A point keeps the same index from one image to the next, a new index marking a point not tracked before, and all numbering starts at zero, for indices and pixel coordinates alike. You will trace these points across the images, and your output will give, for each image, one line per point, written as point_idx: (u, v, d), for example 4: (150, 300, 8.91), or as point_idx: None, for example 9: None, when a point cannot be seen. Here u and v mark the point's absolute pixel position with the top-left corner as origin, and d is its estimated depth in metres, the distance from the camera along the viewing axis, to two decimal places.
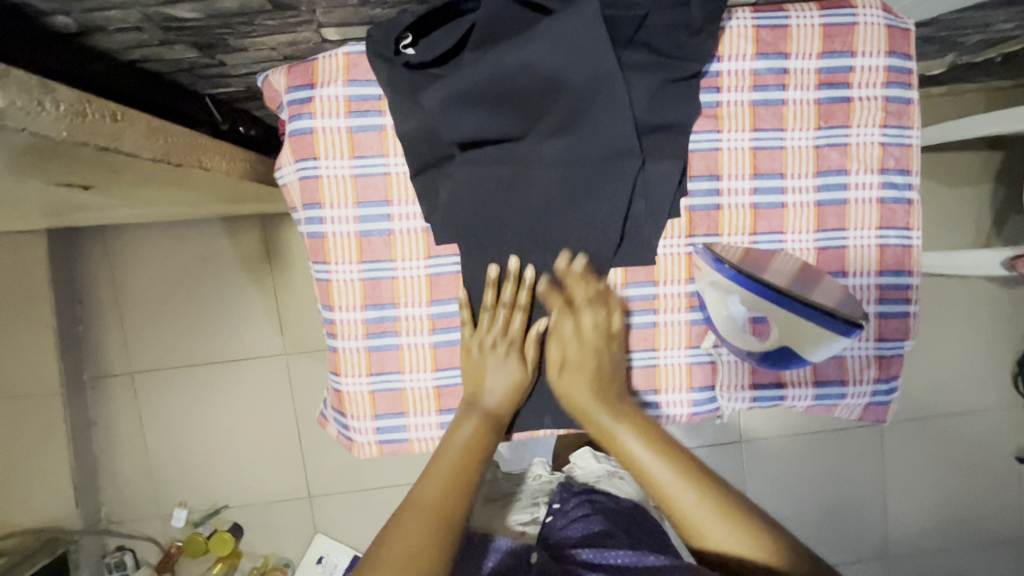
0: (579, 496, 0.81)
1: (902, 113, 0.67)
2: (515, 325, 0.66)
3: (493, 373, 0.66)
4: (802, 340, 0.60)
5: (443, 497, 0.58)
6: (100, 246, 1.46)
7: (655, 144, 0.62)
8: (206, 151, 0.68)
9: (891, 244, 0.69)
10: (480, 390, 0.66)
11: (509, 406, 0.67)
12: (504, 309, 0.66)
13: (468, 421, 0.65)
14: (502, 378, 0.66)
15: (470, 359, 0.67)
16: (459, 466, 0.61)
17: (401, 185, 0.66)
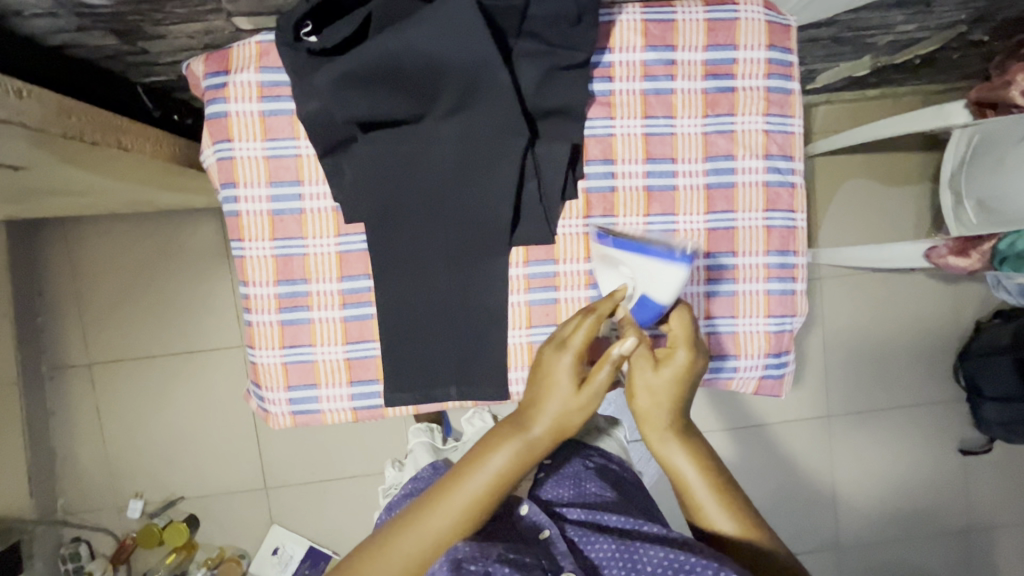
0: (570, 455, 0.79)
1: (784, 102, 0.72)
2: (582, 334, 0.60)
3: (561, 381, 0.61)
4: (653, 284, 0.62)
5: (413, 552, 0.57)
6: (62, 239, 1.49)
7: (546, 128, 0.68)
8: (124, 133, 0.72)
9: (777, 226, 0.73)
10: (525, 416, 0.61)
11: (545, 436, 0.61)
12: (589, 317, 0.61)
13: (503, 448, 0.60)
14: (555, 393, 0.60)
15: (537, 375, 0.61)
16: (441, 532, 0.58)
17: (311, 167, 0.69)
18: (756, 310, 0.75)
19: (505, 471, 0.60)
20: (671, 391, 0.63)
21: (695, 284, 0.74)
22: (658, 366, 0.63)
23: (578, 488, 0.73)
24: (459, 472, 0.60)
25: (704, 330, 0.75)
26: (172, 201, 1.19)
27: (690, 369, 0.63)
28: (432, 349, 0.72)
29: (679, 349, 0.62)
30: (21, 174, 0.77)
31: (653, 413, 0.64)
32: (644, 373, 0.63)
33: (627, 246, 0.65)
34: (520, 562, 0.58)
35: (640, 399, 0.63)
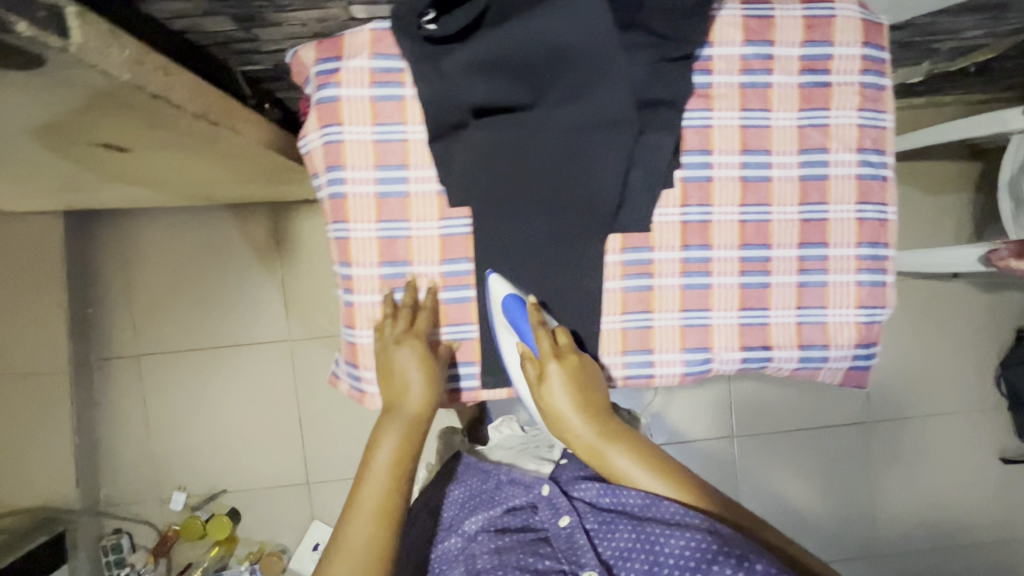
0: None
1: (877, 98, 0.74)
2: (421, 323, 0.72)
3: (409, 373, 0.70)
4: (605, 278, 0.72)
5: (369, 535, 0.65)
6: (115, 231, 1.50)
7: (652, 116, 0.69)
8: (239, 117, 0.73)
9: (868, 218, 0.75)
10: (394, 398, 0.71)
11: (425, 405, 0.71)
12: (409, 309, 0.72)
13: (387, 436, 0.69)
14: (411, 378, 0.70)
15: (382, 367, 0.71)
16: (381, 506, 0.67)
17: (418, 150, 0.71)
18: (847, 301, 0.76)
19: (400, 449, 0.69)
20: (575, 385, 0.69)
21: (787, 274, 0.76)
22: (555, 367, 0.69)
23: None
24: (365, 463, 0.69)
25: (794, 319, 0.76)
26: (236, 191, 1.20)
27: (576, 370, 0.70)
28: None
29: (549, 362, 0.69)
30: (124, 156, 0.79)
31: (566, 416, 0.69)
32: (537, 396, 0.70)
33: (507, 315, 0.70)
34: (540, 568, 0.69)
35: (560, 408, 0.69)
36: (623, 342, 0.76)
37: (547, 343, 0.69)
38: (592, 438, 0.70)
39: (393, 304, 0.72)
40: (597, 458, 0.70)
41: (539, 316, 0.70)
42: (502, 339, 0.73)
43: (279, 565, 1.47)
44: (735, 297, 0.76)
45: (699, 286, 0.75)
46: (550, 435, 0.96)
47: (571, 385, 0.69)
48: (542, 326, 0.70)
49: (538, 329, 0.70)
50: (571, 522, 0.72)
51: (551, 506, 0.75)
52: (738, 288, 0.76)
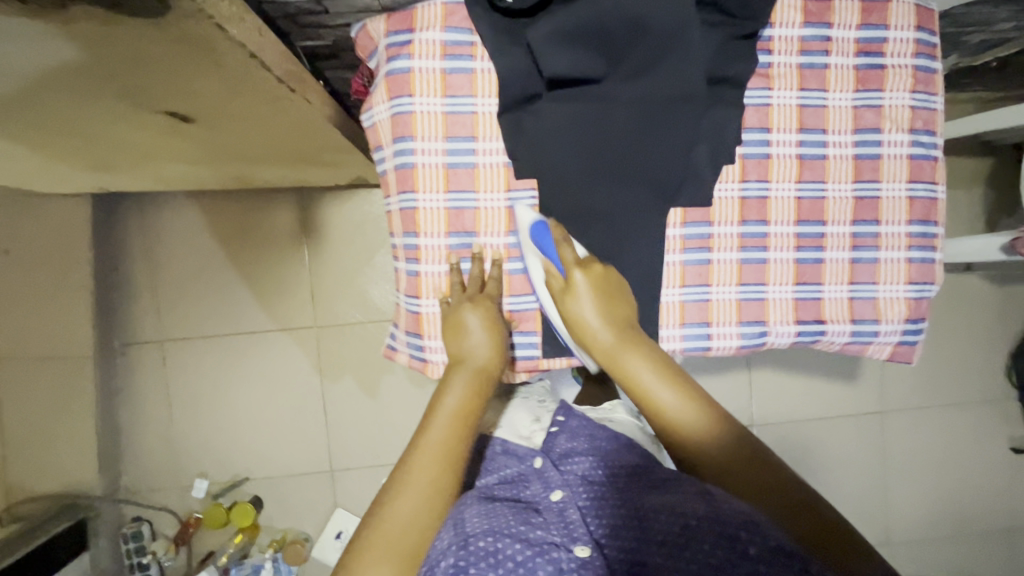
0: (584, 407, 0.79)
1: (929, 81, 0.76)
2: (487, 287, 0.74)
3: (477, 332, 0.71)
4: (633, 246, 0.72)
5: (432, 470, 0.60)
6: (141, 216, 1.50)
7: (717, 92, 0.72)
8: (310, 88, 0.74)
9: (919, 197, 0.78)
10: (463, 352, 0.70)
11: (493, 360, 0.71)
12: (478, 275, 0.74)
13: (457, 382, 0.68)
14: (479, 334, 0.71)
15: (451, 324, 0.71)
16: (447, 444, 0.63)
17: (488, 123, 0.73)
18: (898, 278, 0.78)
19: (470, 398, 0.67)
20: (601, 290, 0.69)
21: (840, 251, 0.78)
22: (586, 271, 0.69)
23: (595, 435, 0.73)
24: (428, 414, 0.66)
25: (846, 295, 0.78)
26: (272, 173, 1.21)
27: (596, 285, 0.69)
28: None
29: (574, 273, 0.69)
30: (186, 127, 0.80)
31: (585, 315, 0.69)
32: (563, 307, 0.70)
33: (533, 241, 0.71)
34: (532, 536, 0.54)
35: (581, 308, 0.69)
36: (682, 315, 0.78)
37: (571, 254, 0.70)
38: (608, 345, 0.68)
39: (460, 274, 0.74)
40: (615, 365, 0.67)
41: (563, 234, 0.70)
42: (530, 260, 0.73)
43: (303, 554, 1.46)
44: (791, 272, 0.77)
45: (756, 261, 0.77)
46: (540, 408, 0.90)
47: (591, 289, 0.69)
48: (566, 241, 0.70)
49: (561, 243, 0.70)
50: (565, 497, 0.61)
51: (543, 481, 0.66)
52: (793, 263, 0.77)
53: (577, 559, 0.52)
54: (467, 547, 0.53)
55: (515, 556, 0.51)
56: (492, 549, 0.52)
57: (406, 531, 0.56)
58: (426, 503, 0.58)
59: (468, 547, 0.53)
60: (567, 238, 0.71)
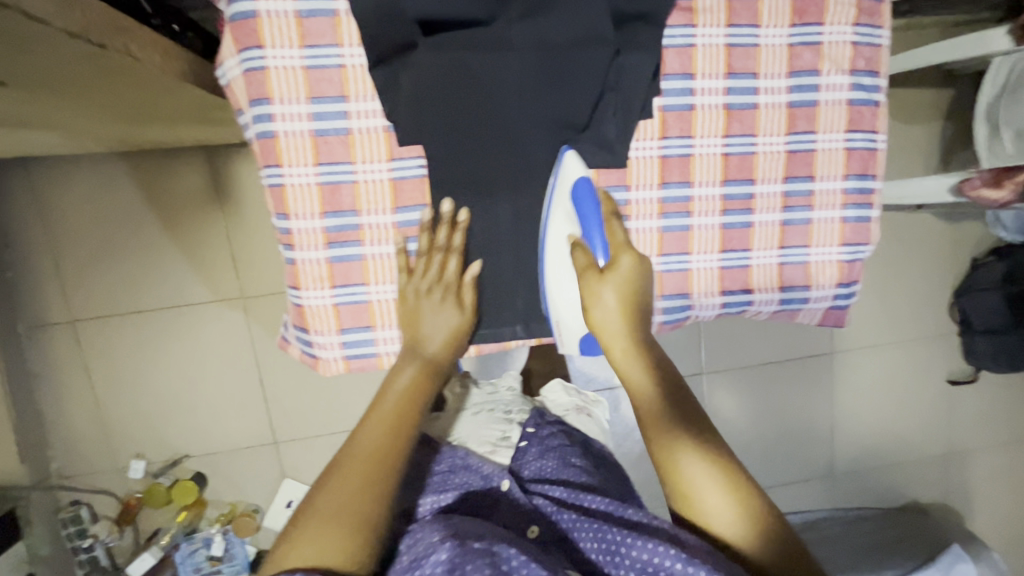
0: (555, 427, 0.86)
1: (874, 10, 0.67)
2: (451, 270, 0.65)
3: (432, 320, 0.64)
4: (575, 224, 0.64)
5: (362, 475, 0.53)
6: (27, 183, 1.33)
7: (629, 34, 0.61)
8: (134, 38, 0.59)
9: (858, 147, 0.70)
10: (419, 338, 0.64)
11: (449, 353, 0.65)
12: (440, 253, 0.64)
13: (406, 368, 0.62)
14: (439, 320, 0.64)
15: (406, 305, 0.65)
16: (379, 450, 0.55)
17: (358, 79, 0.61)
18: (831, 239, 0.72)
19: (420, 380, 0.61)
20: (631, 286, 0.64)
21: (770, 212, 0.71)
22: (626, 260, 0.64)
23: (562, 461, 0.79)
24: (376, 394, 0.60)
25: (775, 260, 0.72)
26: (158, 134, 1.06)
27: (635, 276, 0.64)
28: (507, 274, 0.68)
29: (621, 255, 0.64)
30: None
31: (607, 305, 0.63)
32: (586, 284, 0.63)
33: (580, 198, 0.63)
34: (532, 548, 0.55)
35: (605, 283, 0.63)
36: None
37: (620, 235, 0.65)
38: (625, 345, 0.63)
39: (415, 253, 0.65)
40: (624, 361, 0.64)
41: (611, 209, 0.65)
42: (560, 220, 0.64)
43: (253, 524, 1.45)
44: (716, 239, 0.70)
45: (679, 228, 0.70)
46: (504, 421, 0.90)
47: (623, 273, 0.63)
48: (613, 216, 0.66)
49: (610, 219, 0.65)
50: (542, 534, 0.65)
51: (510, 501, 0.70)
52: (719, 229, 0.70)
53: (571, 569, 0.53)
54: (463, 547, 0.52)
55: (510, 560, 0.51)
56: (489, 550, 0.52)
57: (326, 547, 0.49)
58: (353, 506, 0.51)
59: (465, 548, 0.52)
60: (614, 212, 0.66)
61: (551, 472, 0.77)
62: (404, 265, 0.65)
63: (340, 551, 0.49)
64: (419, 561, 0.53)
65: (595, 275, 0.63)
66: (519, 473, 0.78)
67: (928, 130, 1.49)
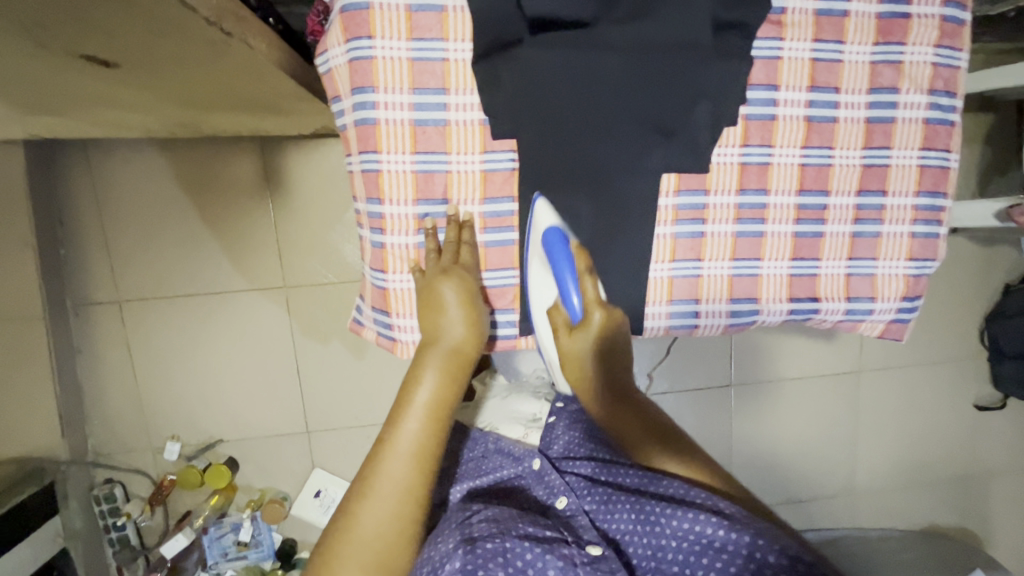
0: (582, 399, 0.85)
1: (955, 33, 0.68)
2: (463, 258, 0.66)
3: (455, 310, 0.64)
4: (544, 284, 0.68)
5: (395, 511, 0.56)
6: (86, 164, 1.36)
7: (723, 43, 0.63)
8: (250, 27, 0.62)
9: (931, 165, 0.72)
10: (435, 334, 0.64)
11: (471, 345, 0.65)
12: (450, 249, 0.66)
13: (427, 372, 0.62)
14: (453, 315, 0.64)
15: (423, 305, 0.65)
16: (408, 485, 0.57)
17: (460, 73, 0.63)
18: (898, 253, 0.74)
19: (442, 390, 0.62)
20: (597, 343, 0.68)
21: (842, 223, 0.72)
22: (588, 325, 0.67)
23: (591, 429, 0.78)
24: (395, 408, 0.61)
25: (844, 271, 0.74)
26: (226, 121, 1.09)
27: (609, 327, 0.67)
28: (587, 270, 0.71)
29: (593, 311, 0.66)
30: (109, 69, 0.69)
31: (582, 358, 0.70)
32: (561, 344, 0.70)
33: (545, 248, 0.65)
34: (542, 536, 0.59)
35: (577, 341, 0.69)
36: (670, 292, 0.73)
37: (591, 290, 0.66)
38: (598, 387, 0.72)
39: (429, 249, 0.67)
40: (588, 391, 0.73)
41: (584, 265, 0.65)
42: (535, 268, 0.68)
43: (281, 512, 1.45)
44: (788, 246, 0.72)
45: (753, 234, 0.71)
46: (535, 403, 0.93)
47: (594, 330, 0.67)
48: (588, 272, 0.66)
49: (583, 274, 0.66)
50: (570, 506, 0.65)
51: (543, 482, 0.70)
52: (792, 237, 0.72)
53: (587, 555, 0.57)
54: (475, 549, 0.55)
55: (524, 555, 0.55)
56: (501, 548, 0.55)
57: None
58: (382, 548, 0.55)
59: (477, 549, 0.55)
60: (588, 266, 0.66)
61: (577, 446, 0.75)
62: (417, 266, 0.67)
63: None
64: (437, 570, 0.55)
65: (568, 330, 0.68)
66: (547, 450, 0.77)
67: (968, 155, 1.50)
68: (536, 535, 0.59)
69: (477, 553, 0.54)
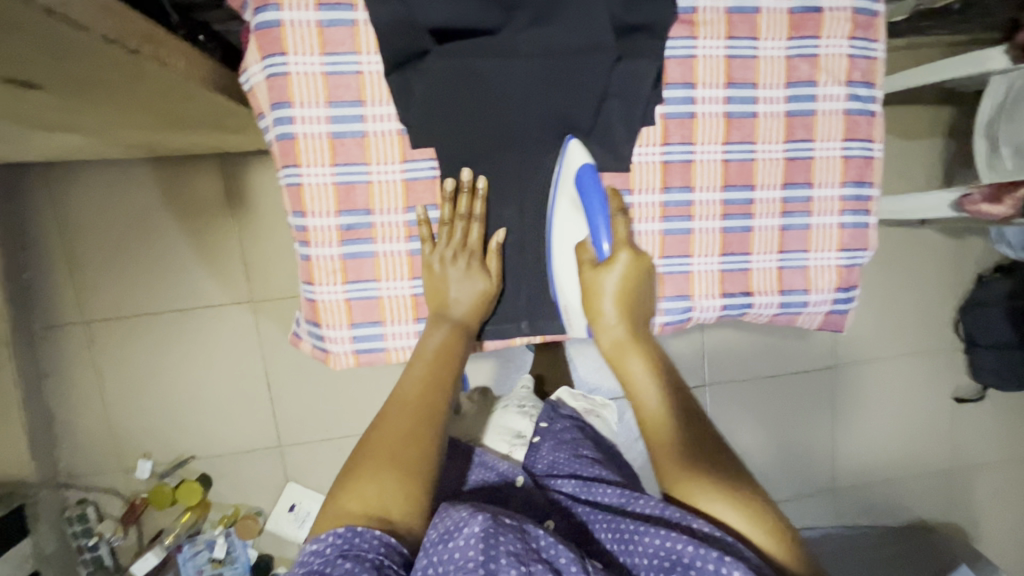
0: (567, 420, 0.85)
1: (868, 25, 0.69)
2: (473, 236, 0.67)
3: (457, 286, 0.66)
4: (569, 228, 0.67)
5: (414, 430, 0.57)
6: (48, 186, 1.37)
7: (631, 45, 0.64)
8: (164, 44, 0.63)
9: (854, 155, 0.72)
10: (444, 300, 0.67)
11: (476, 317, 0.68)
12: (461, 221, 0.66)
13: (437, 328, 0.66)
14: (463, 286, 0.67)
15: (432, 273, 0.67)
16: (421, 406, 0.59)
17: (375, 85, 0.64)
18: (829, 244, 0.74)
19: (451, 341, 0.65)
20: (625, 284, 0.67)
21: (770, 217, 0.73)
22: (614, 262, 0.66)
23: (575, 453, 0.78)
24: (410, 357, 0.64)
25: (775, 264, 0.74)
26: (176, 139, 1.09)
27: (635, 269, 0.67)
28: (514, 273, 0.71)
29: (621, 251, 0.66)
30: (33, 92, 0.69)
31: (608, 304, 0.67)
32: (583, 278, 0.67)
33: (576, 186, 0.65)
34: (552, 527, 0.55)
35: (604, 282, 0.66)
36: None
37: (622, 230, 0.67)
38: (622, 334, 0.67)
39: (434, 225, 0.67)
40: (619, 355, 0.67)
41: (616, 205, 0.67)
42: (563, 210, 0.67)
43: (255, 527, 1.45)
44: (717, 242, 0.72)
45: (680, 231, 0.72)
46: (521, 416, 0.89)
47: (624, 265, 0.66)
48: (619, 213, 0.68)
49: (615, 216, 0.68)
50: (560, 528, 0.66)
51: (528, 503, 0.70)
52: (719, 232, 0.72)
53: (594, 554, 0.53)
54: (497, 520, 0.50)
55: (538, 539, 0.51)
56: (518, 527, 0.51)
57: (386, 493, 0.52)
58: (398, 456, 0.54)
59: (497, 520, 0.50)
60: (621, 208, 0.68)
61: (562, 464, 0.75)
62: (427, 236, 0.67)
63: (402, 496, 0.53)
64: (450, 533, 0.48)
65: (593, 267, 0.67)
66: (532, 470, 0.78)
67: (930, 146, 1.51)
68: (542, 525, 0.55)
69: (500, 523, 0.50)
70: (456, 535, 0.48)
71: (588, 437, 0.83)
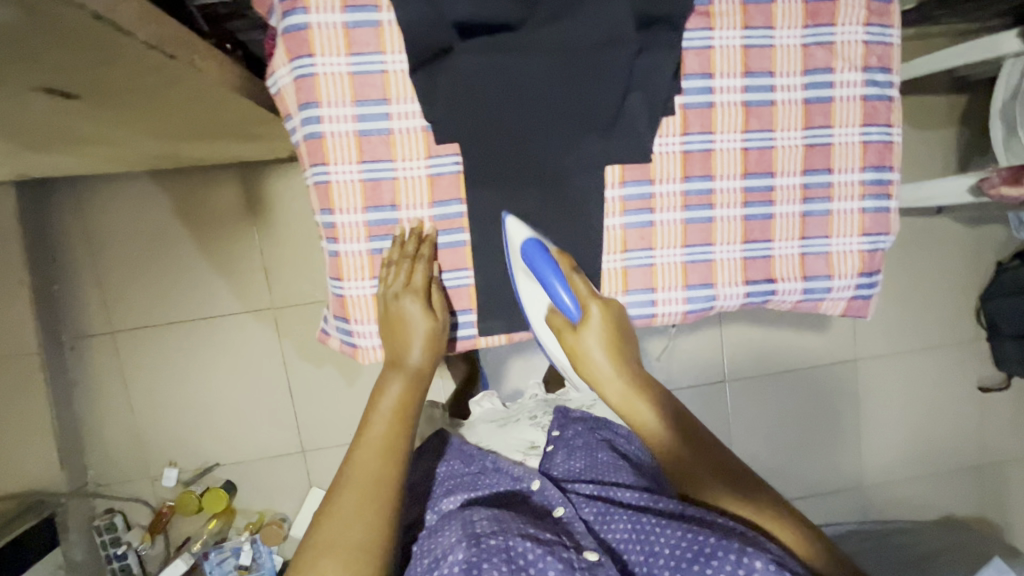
0: (579, 425, 0.89)
1: (883, 11, 0.70)
2: (419, 277, 0.68)
3: (406, 330, 0.67)
4: (537, 300, 0.70)
5: (367, 497, 0.58)
6: (74, 201, 1.41)
7: (650, 36, 0.65)
8: (197, 51, 0.66)
9: (874, 140, 0.73)
10: (400, 349, 0.68)
11: (430, 360, 0.69)
12: (406, 262, 0.67)
13: (392, 384, 0.67)
14: (413, 331, 0.67)
15: (386, 318, 0.69)
16: (379, 475, 0.60)
17: (400, 84, 0.66)
18: (850, 229, 0.74)
19: (406, 397, 0.66)
20: (602, 340, 0.65)
21: (791, 204, 0.73)
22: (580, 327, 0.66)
23: (591, 459, 0.81)
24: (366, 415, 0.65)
25: (797, 251, 0.74)
26: (201, 150, 1.12)
27: (609, 318, 0.66)
28: None
29: (590, 305, 0.65)
30: (73, 103, 0.72)
31: (599, 371, 0.66)
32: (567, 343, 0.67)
33: (525, 260, 0.66)
34: (542, 537, 0.59)
35: (588, 355, 0.66)
36: (626, 282, 0.73)
37: (583, 287, 0.66)
38: (615, 381, 0.66)
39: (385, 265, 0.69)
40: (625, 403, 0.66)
41: (570, 265, 0.66)
42: (526, 285, 0.69)
43: (280, 533, 1.46)
44: (739, 230, 0.73)
45: (702, 220, 0.72)
46: (533, 429, 0.96)
47: (597, 320, 0.65)
48: (574, 273, 0.66)
49: (571, 275, 0.66)
50: (568, 513, 0.66)
51: (541, 496, 0.71)
52: (741, 220, 0.73)
53: (586, 559, 0.56)
54: (479, 543, 0.56)
55: (526, 554, 0.55)
56: (504, 546, 0.56)
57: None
58: (353, 531, 0.55)
59: (481, 544, 0.56)
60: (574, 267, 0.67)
61: (580, 473, 0.79)
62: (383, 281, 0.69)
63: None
64: (440, 562, 0.56)
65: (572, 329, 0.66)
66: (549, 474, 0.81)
67: (943, 136, 1.50)
68: (535, 535, 0.59)
69: (481, 547, 0.55)
70: (444, 564, 0.55)
71: (603, 441, 0.86)
